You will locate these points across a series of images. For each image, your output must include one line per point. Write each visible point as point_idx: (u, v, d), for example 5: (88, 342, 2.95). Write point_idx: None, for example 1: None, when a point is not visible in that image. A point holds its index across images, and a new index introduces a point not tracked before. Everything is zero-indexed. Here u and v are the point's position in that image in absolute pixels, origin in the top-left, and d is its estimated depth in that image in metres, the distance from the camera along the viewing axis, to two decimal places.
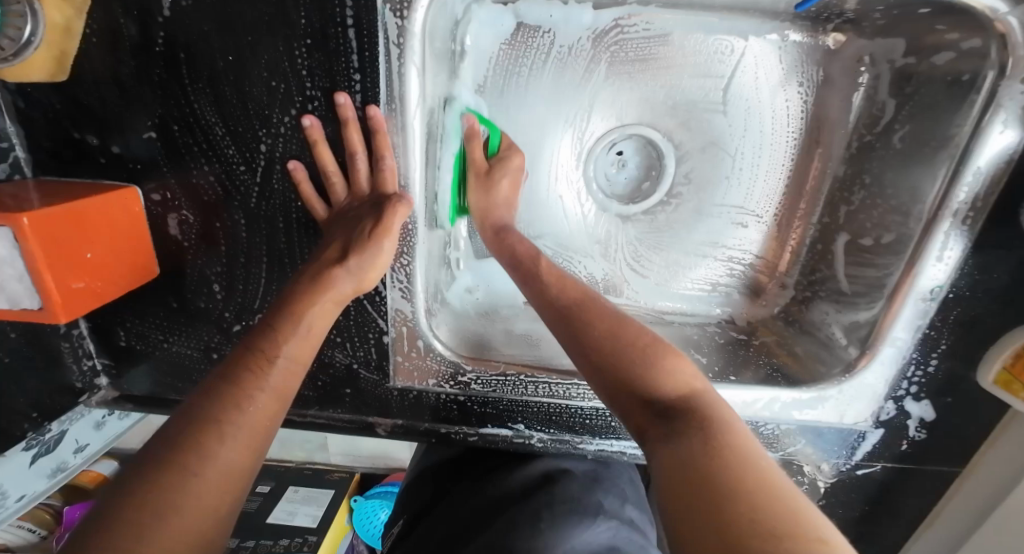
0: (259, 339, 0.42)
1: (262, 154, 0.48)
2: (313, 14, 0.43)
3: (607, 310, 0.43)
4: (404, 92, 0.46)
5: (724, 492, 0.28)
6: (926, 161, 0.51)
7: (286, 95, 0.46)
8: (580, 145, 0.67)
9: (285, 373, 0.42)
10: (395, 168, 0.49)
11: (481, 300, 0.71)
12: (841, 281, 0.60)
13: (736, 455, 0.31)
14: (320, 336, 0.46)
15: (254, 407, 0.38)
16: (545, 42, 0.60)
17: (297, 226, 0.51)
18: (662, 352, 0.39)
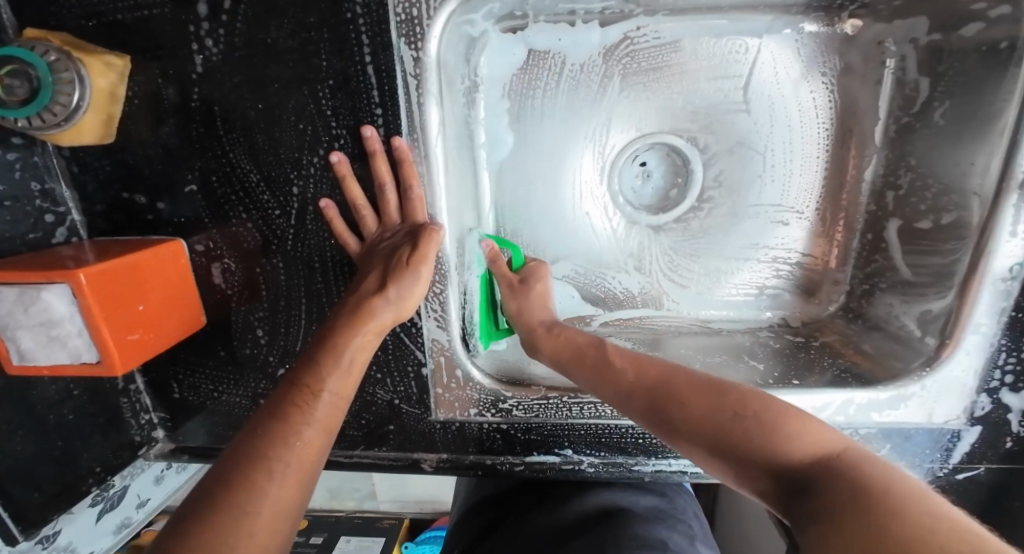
0: (303, 372, 0.42)
1: (294, 196, 0.50)
2: (334, 56, 0.45)
3: (707, 378, 0.43)
4: (425, 122, 0.48)
5: (900, 528, 0.26)
6: (978, 133, 0.47)
7: (314, 137, 0.48)
8: (602, 160, 0.67)
9: (329, 406, 0.41)
10: (423, 196, 0.50)
11: None
12: (903, 269, 0.56)
13: (893, 495, 0.29)
14: (362, 366, 0.46)
15: (301, 442, 0.38)
16: (557, 65, 0.61)
17: (333, 264, 0.52)
18: (780, 418, 0.38)
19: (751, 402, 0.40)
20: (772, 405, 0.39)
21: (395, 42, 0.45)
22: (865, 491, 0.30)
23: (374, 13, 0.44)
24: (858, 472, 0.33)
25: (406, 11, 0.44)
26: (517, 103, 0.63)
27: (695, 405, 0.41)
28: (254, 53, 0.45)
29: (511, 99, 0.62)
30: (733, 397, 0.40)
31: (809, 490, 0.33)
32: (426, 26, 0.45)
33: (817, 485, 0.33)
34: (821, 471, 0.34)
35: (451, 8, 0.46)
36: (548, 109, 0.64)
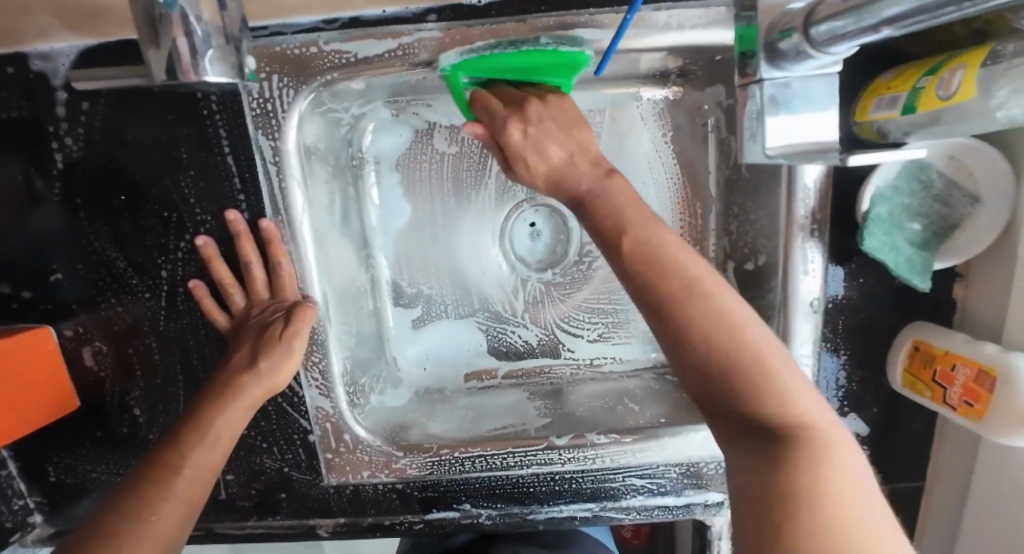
0: (164, 450, 0.44)
1: (164, 279, 0.52)
2: (193, 150, 0.49)
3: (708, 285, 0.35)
4: (288, 204, 0.51)
5: (842, 507, 0.28)
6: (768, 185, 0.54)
7: (179, 222, 0.51)
8: (492, 224, 0.73)
9: (192, 480, 0.43)
10: (293, 272, 0.53)
11: (429, 373, 0.74)
12: None
13: (831, 476, 0.29)
14: (229, 443, 0.47)
15: (158, 514, 0.40)
16: (439, 140, 0.69)
17: (206, 341, 0.54)
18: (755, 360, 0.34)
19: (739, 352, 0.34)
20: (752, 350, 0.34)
21: (253, 134, 0.49)
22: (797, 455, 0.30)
23: (229, 108, 0.49)
24: (829, 442, 0.32)
25: (260, 106, 0.48)
26: (405, 173, 0.69)
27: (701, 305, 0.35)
28: (115, 149, 0.49)
29: (400, 172, 0.69)
30: (734, 324, 0.35)
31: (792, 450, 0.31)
32: (279, 116, 0.49)
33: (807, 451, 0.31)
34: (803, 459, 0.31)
35: (306, 100, 0.50)
36: (437, 185, 0.70)
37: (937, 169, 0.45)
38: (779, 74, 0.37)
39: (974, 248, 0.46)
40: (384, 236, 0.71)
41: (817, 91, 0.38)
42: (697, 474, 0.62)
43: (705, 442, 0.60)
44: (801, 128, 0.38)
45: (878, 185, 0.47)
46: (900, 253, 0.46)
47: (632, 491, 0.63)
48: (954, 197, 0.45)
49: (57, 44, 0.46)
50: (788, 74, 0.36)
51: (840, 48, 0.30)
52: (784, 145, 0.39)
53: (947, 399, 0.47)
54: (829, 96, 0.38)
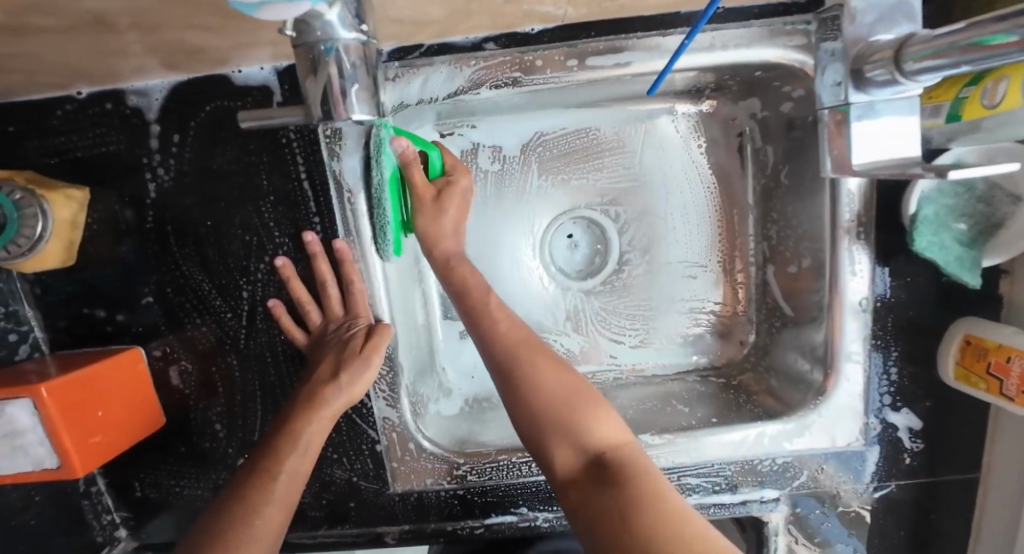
0: (261, 458, 0.48)
1: (245, 300, 0.55)
2: (274, 178, 0.53)
3: (532, 350, 0.49)
4: (359, 226, 0.53)
5: (680, 525, 0.37)
6: (809, 191, 0.58)
7: (259, 246, 0.54)
8: (534, 237, 0.76)
9: (287, 485, 0.47)
10: (364, 289, 0.55)
11: (477, 384, 0.76)
12: (785, 306, 0.66)
13: (672, 517, 0.38)
14: (317, 451, 0.50)
15: (261, 521, 0.44)
16: (486, 159, 0.72)
17: (283, 357, 0.57)
18: (591, 413, 0.46)
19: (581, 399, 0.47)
20: (580, 405, 0.46)
21: (325, 161, 0.52)
22: (638, 484, 0.40)
23: (306, 137, 0.52)
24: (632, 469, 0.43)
25: (333, 135, 0.51)
26: None
27: (541, 371, 0.48)
28: (203, 179, 0.52)
29: None
30: (564, 402, 0.46)
31: (587, 472, 0.44)
32: (348, 143, 0.51)
33: (606, 475, 0.42)
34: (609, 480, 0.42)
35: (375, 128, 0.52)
36: (483, 202, 0.74)
37: (980, 173, 0.47)
38: (864, 96, 0.41)
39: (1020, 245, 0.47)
40: None
41: (898, 109, 0.41)
42: (754, 469, 0.62)
43: (763, 441, 0.60)
44: (884, 141, 0.42)
45: (923, 188, 0.49)
46: (950, 252, 0.48)
47: (688, 490, 0.64)
48: (996, 198, 0.47)
49: (151, 82, 0.50)
50: (872, 96, 0.41)
51: (929, 75, 0.34)
52: (868, 159, 0.43)
53: (1003, 390, 0.48)
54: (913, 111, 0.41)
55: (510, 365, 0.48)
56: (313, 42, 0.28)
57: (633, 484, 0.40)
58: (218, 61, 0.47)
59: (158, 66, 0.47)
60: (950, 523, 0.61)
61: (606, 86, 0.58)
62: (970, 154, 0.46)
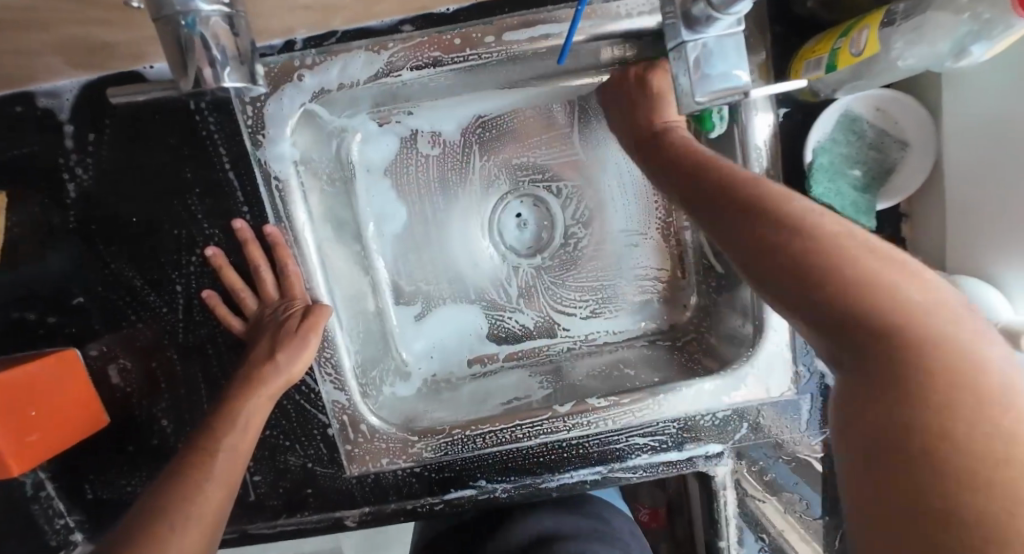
0: (200, 439, 0.48)
1: (179, 293, 0.56)
2: (196, 169, 0.53)
3: (754, 185, 0.38)
4: (290, 212, 0.54)
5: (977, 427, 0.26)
6: (725, 150, 0.60)
7: (189, 239, 0.55)
8: (483, 218, 0.77)
9: (226, 464, 0.47)
10: (300, 272, 0.56)
11: (437, 363, 0.78)
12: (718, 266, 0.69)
13: (985, 390, 0.27)
14: (257, 428, 0.51)
15: (202, 499, 0.44)
16: (428, 141, 0.73)
17: (224, 347, 0.57)
18: (874, 266, 0.32)
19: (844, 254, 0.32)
20: (865, 268, 0.32)
21: (250, 150, 0.52)
22: (919, 352, 0.29)
23: (226, 127, 0.52)
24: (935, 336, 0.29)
25: (255, 123, 0.51)
26: (399, 175, 0.73)
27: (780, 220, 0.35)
28: (124, 177, 0.53)
29: (395, 171, 0.73)
30: (830, 269, 0.32)
31: (855, 353, 0.32)
32: (272, 131, 0.52)
33: (868, 354, 0.31)
34: (926, 358, 0.29)
35: (298, 114, 0.52)
36: (427, 187, 0.74)
37: (868, 121, 0.51)
38: (697, 36, 0.41)
39: (911, 185, 0.51)
40: (381, 241, 0.74)
41: (728, 51, 0.42)
42: (694, 426, 0.66)
43: (701, 396, 0.63)
44: (722, 79, 0.42)
45: (820, 139, 0.52)
46: (844, 199, 0.51)
47: (637, 450, 0.67)
48: (886, 143, 0.51)
49: (60, 82, 0.50)
50: (705, 35, 0.41)
51: (738, 5, 0.36)
52: (710, 90, 0.42)
53: None
54: (740, 53, 0.42)
55: (722, 200, 0.39)
56: (175, 15, 0.32)
57: (916, 347, 0.29)
58: (127, 56, 0.47)
59: (64, 65, 0.47)
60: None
61: (524, 63, 0.60)
62: (857, 102, 0.51)
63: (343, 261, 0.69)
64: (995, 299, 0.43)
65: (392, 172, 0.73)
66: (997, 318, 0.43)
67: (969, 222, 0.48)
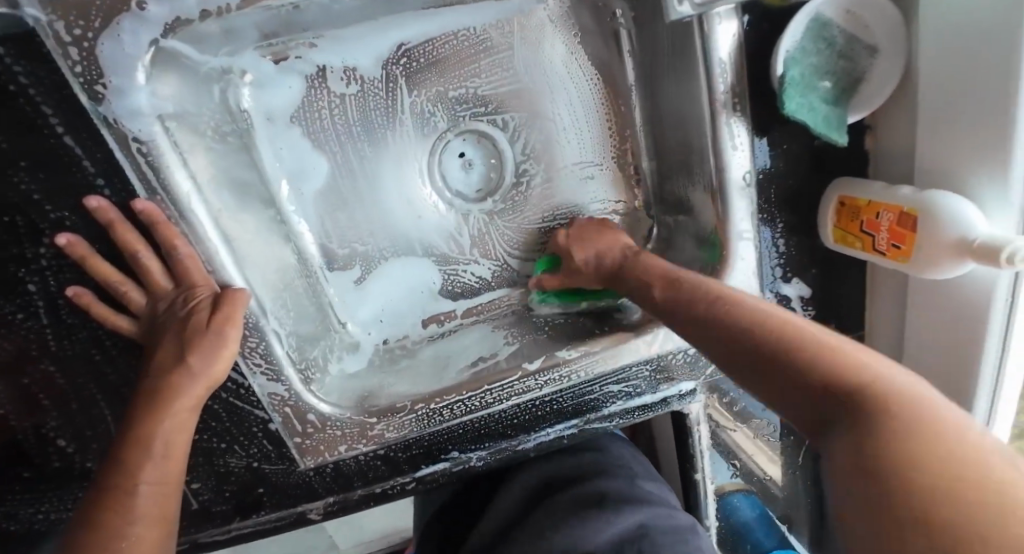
0: (112, 476, 0.43)
1: (35, 293, 0.48)
2: (19, 140, 0.42)
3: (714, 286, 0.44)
4: (168, 185, 0.45)
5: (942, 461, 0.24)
6: (682, 68, 0.54)
7: (30, 227, 0.46)
8: (421, 163, 0.69)
9: (153, 496, 0.43)
10: (193, 252, 0.48)
11: (390, 329, 0.71)
12: (676, 196, 0.65)
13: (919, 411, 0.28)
14: (182, 447, 0.46)
15: (131, 542, 0.41)
16: (343, 77, 0.61)
17: (111, 347, 0.52)
18: (801, 331, 0.36)
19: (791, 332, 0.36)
20: (791, 332, 0.36)
21: (88, 107, 0.41)
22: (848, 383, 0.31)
23: (44, 80, 0.41)
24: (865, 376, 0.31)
25: (87, 71, 0.40)
26: (315, 119, 0.62)
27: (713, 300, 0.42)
28: None
29: (306, 116, 0.61)
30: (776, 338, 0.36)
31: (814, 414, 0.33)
32: (115, 79, 0.41)
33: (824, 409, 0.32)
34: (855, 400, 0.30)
35: (149, 55, 0.41)
36: (349, 134, 0.64)
37: (838, 26, 0.46)
38: None
39: (880, 96, 0.47)
40: (300, 200, 0.64)
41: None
42: (666, 367, 0.64)
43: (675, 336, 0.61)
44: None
45: (789, 48, 0.46)
46: (816, 115, 0.46)
47: (611, 398, 0.65)
48: (855, 51, 0.46)
49: None
50: None
51: None
52: None
53: (876, 246, 0.50)
54: None
55: (705, 322, 0.42)
56: None
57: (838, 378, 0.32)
58: None
59: None
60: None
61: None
62: (828, 5, 0.45)
63: (265, 232, 0.59)
64: (974, 212, 0.41)
65: (302, 117, 0.61)
66: (975, 234, 0.41)
67: (943, 134, 0.44)
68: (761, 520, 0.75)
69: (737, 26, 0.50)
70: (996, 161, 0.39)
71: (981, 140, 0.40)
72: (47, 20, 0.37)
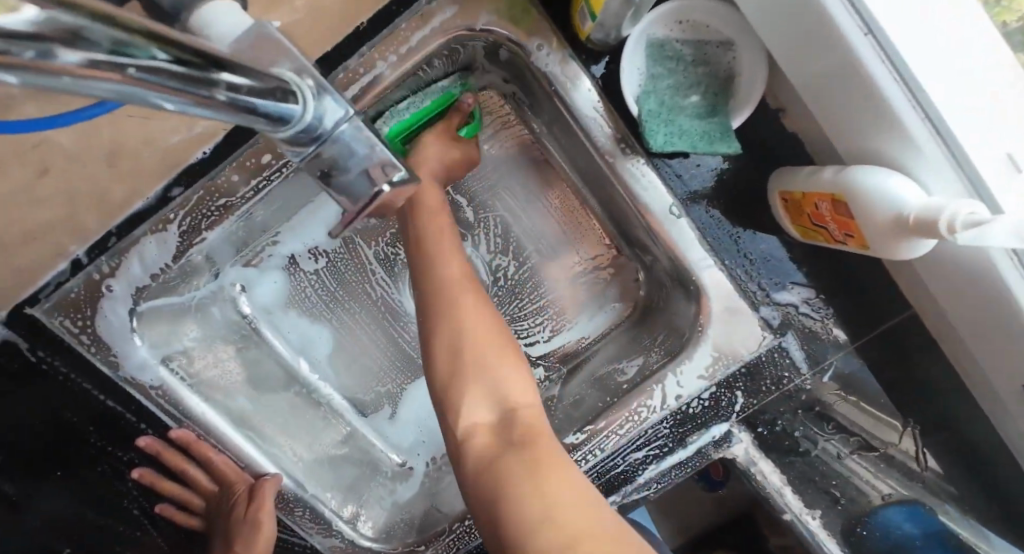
0: None
1: (138, 514, 0.60)
2: (85, 413, 0.54)
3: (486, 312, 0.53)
4: (187, 409, 0.55)
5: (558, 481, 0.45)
6: (569, 130, 0.53)
7: (115, 470, 0.58)
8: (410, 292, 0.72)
9: None
10: (225, 456, 0.60)
11: (427, 442, 0.75)
12: (632, 234, 0.62)
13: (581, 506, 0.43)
14: None
15: None
16: (308, 256, 0.68)
17: (197, 539, 0.64)
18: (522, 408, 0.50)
19: (480, 347, 0.51)
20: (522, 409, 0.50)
21: (110, 374, 0.52)
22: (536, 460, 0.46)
23: (76, 362, 0.53)
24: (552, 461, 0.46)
25: (99, 347, 0.50)
26: (301, 300, 0.69)
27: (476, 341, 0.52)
28: (27, 441, 0.53)
29: (295, 298, 0.69)
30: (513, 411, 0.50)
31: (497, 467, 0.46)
32: (120, 348, 0.51)
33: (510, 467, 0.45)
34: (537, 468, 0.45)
35: (133, 322, 0.51)
36: (334, 296, 0.70)
37: (677, 39, 0.45)
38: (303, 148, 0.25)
39: (756, 90, 0.44)
40: (318, 368, 0.71)
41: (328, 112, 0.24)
42: (688, 416, 0.56)
43: (688, 380, 0.54)
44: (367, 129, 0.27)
45: (638, 83, 0.45)
46: (691, 137, 0.44)
47: (641, 465, 0.58)
48: (709, 53, 0.45)
49: None
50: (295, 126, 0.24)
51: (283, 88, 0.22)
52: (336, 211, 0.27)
53: (834, 237, 0.42)
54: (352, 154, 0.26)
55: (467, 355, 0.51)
56: None
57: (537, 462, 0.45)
58: None
59: None
60: (911, 355, 0.56)
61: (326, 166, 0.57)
62: (657, 26, 0.44)
63: (303, 400, 0.71)
64: (897, 184, 0.35)
65: (293, 301, 0.69)
66: (904, 209, 0.34)
67: (829, 104, 0.39)
68: (931, 538, 0.51)
69: (590, 79, 0.49)
70: (888, 119, 0.34)
71: (863, 101, 0.35)
72: (58, 321, 0.48)
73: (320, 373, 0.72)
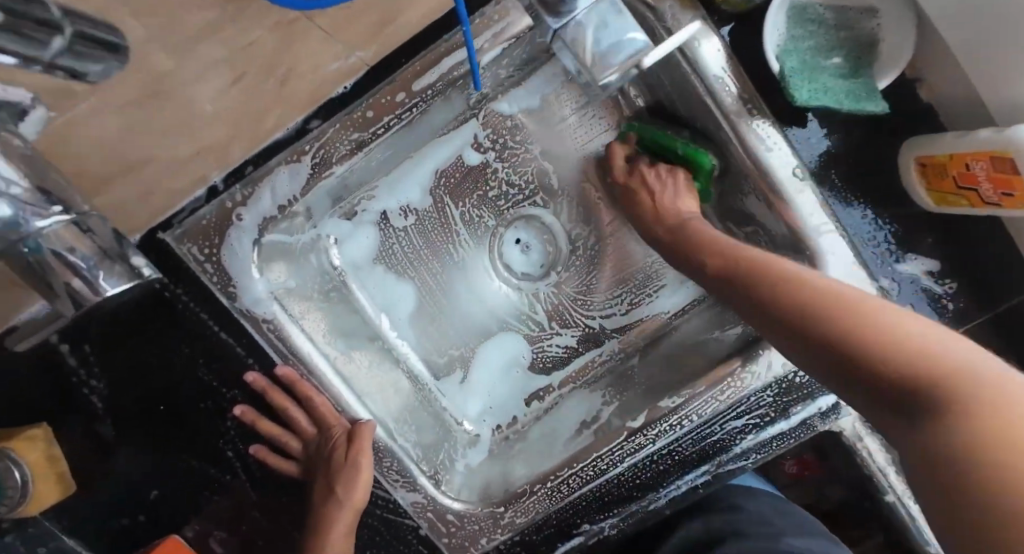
0: None
1: (232, 457, 0.61)
2: (194, 346, 0.57)
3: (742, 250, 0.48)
4: (292, 347, 0.55)
5: (952, 362, 0.29)
6: (687, 92, 0.53)
7: (217, 407, 0.59)
8: (489, 255, 0.74)
9: None
10: (327, 398, 0.59)
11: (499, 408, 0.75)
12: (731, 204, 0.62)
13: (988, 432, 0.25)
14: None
15: None
16: (399, 212, 0.69)
17: (289, 487, 0.63)
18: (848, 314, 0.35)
19: (793, 274, 0.41)
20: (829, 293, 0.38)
21: (228, 305, 0.53)
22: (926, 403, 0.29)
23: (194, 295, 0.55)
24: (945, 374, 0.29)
25: (221, 278, 0.51)
26: (387, 257, 0.71)
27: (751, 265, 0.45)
28: (137, 374, 0.56)
29: (383, 255, 0.70)
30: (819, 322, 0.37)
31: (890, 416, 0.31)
32: (240, 281, 0.52)
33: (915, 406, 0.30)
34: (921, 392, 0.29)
35: (256, 254, 0.52)
36: (421, 254, 0.71)
37: (820, 3, 0.45)
38: None
39: (905, 50, 0.44)
40: (399, 327, 0.72)
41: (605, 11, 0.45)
42: (790, 388, 0.57)
43: None
44: (616, 47, 0.45)
45: (779, 43, 0.45)
46: (836, 93, 0.43)
47: (739, 434, 0.59)
48: (851, 18, 0.45)
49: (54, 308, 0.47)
50: None
51: None
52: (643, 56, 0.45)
53: (985, 198, 0.44)
54: None
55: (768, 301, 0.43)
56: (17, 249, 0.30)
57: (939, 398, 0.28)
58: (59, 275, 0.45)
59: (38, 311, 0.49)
60: None
61: (432, 124, 0.57)
62: None
63: (389, 353, 0.71)
64: None
65: (381, 258, 0.70)
66: None
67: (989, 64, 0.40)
68: None
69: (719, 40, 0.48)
70: None
71: None
72: (186, 249, 0.50)
73: (401, 332, 0.72)
